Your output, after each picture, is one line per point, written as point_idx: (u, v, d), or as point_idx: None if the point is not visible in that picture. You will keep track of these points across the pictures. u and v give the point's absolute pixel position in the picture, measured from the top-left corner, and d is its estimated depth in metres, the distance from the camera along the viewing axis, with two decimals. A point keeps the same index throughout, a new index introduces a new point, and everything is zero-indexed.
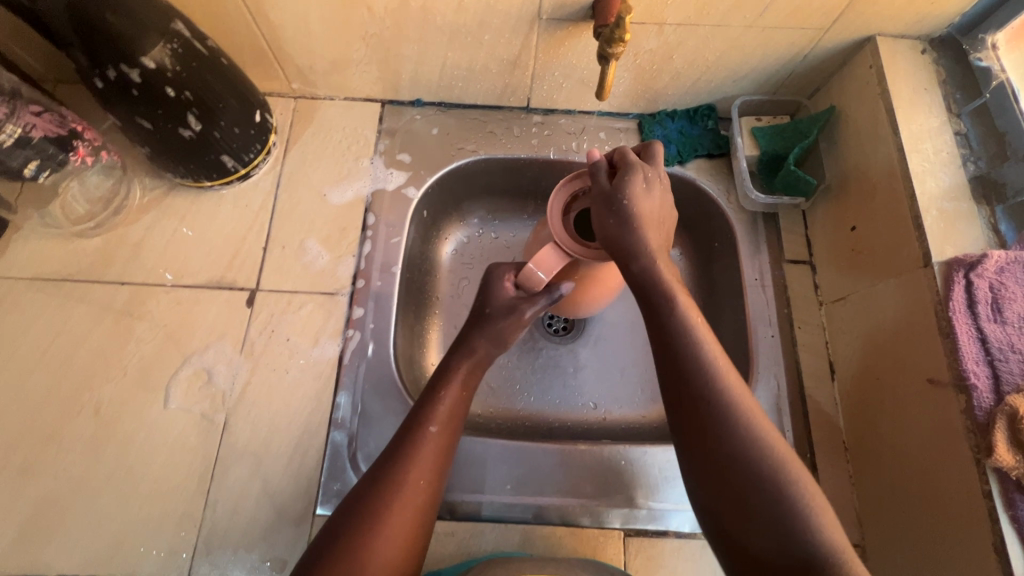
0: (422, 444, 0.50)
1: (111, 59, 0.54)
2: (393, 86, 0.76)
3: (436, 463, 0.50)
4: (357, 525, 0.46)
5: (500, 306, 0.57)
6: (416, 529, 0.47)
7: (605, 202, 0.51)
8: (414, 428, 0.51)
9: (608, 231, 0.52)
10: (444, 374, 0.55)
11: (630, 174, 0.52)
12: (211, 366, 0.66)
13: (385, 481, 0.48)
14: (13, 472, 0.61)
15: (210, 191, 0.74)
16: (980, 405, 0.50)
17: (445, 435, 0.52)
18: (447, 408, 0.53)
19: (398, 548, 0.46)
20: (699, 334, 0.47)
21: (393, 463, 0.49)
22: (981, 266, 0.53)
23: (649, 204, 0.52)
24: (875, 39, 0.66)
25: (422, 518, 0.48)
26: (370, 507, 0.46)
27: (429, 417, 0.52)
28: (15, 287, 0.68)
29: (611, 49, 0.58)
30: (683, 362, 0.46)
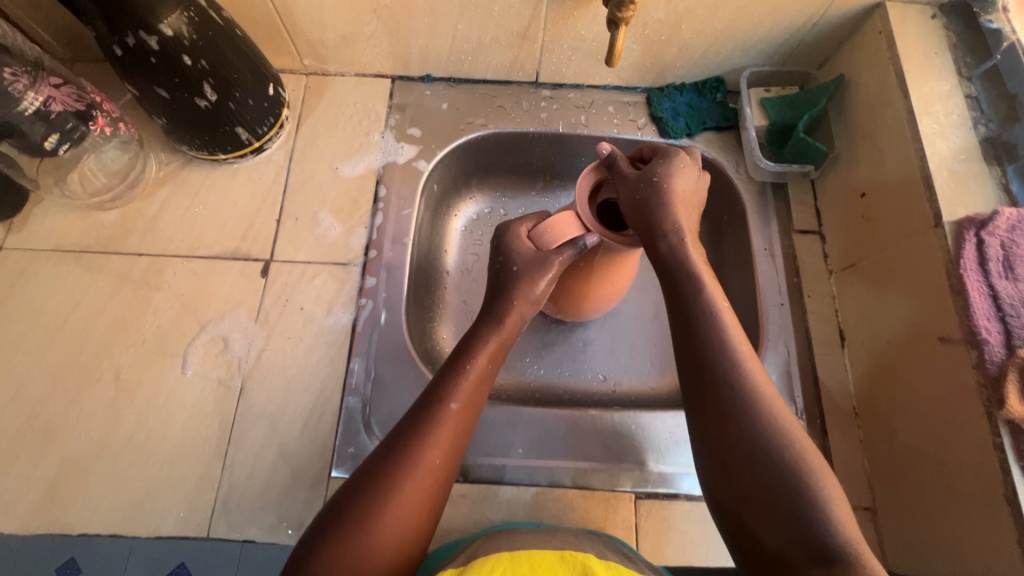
0: (440, 419, 0.49)
1: (130, 26, 0.55)
2: (403, 61, 0.77)
3: (452, 440, 0.50)
4: (369, 497, 0.45)
5: (523, 264, 0.58)
6: (424, 507, 0.47)
7: (631, 187, 0.55)
8: (435, 400, 0.51)
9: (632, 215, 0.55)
10: (470, 349, 0.54)
11: (667, 163, 0.56)
12: (227, 334, 0.67)
13: (399, 454, 0.47)
14: (36, 435, 0.63)
15: (224, 165, 0.75)
16: (991, 359, 0.50)
17: (463, 412, 0.51)
18: (469, 384, 0.52)
19: (404, 525, 0.46)
20: (723, 319, 0.50)
21: (409, 437, 0.48)
22: (992, 224, 0.53)
23: (681, 189, 0.56)
24: (884, 5, 0.66)
25: (431, 495, 0.48)
26: (380, 480, 0.46)
27: (451, 392, 0.51)
28: (35, 258, 0.70)
29: (622, 14, 0.58)
30: (707, 348, 0.49)
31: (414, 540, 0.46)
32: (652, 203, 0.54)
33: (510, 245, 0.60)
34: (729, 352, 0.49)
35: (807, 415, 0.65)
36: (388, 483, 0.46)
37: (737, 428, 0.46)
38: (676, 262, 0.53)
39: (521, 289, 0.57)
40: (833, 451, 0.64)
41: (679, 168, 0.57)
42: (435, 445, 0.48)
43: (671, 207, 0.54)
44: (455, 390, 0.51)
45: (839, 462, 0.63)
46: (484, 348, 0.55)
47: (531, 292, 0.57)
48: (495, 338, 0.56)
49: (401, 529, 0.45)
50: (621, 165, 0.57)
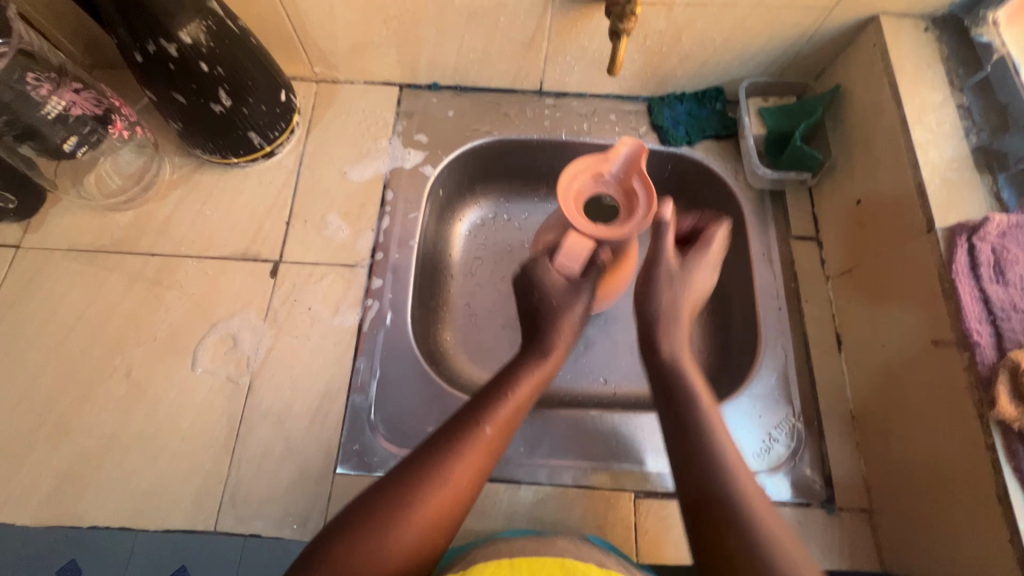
0: (473, 440, 0.51)
1: (150, 34, 0.58)
2: (411, 69, 0.79)
3: (480, 463, 0.51)
4: (389, 502, 0.47)
5: (558, 295, 0.61)
6: (440, 526, 0.47)
7: (664, 282, 0.62)
8: (471, 420, 0.52)
9: (645, 313, 0.61)
10: (512, 377, 0.56)
11: (692, 261, 0.64)
12: (237, 332, 0.69)
13: (427, 466, 0.49)
14: (49, 428, 0.64)
15: (235, 169, 0.77)
16: (983, 361, 0.51)
17: (497, 439, 0.52)
18: (507, 412, 0.53)
19: (419, 538, 0.46)
20: (699, 392, 0.54)
21: (439, 452, 0.49)
22: (983, 230, 0.55)
23: (698, 287, 0.63)
24: (878, 19, 0.68)
25: (450, 514, 0.48)
26: (404, 490, 0.47)
27: (487, 416, 0.52)
28: (52, 257, 0.72)
29: (623, 25, 0.61)
30: (684, 415, 0.53)
31: (422, 556, 0.47)
32: (668, 308, 0.60)
33: (545, 280, 0.62)
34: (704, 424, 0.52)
35: (804, 417, 0.66)
36: (410, 493, 0.47)
37: (701, 473, 0.49)
38: (666, 369, 0.56)
39: (561, 321, 0.60)
40: (830, 453, 0.65)
41: (703, 267, 0.64)
42: (465, 464, 0.49)
43: (680, 314, 0.60)
44: (491, 414, 0.53)
45: (836, 464, 0.64)
46: (526, 377, 0.56)
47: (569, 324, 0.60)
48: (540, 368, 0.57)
49: (415, 542, 0.46)
50: (664, 246, 0.63)
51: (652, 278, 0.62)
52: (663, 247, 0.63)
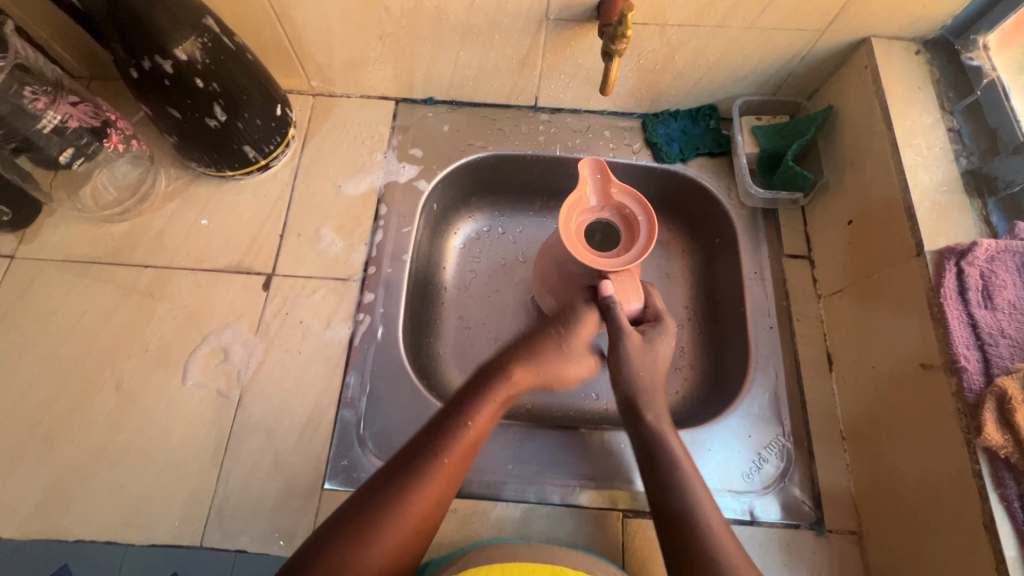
0: (432, 472, 0.50)
1: (146, 51, 0.58)
2: (407, 84, 0.80)
3: (441, 492, 0.50)
4: (347, 539, 0.47)
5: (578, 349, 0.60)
6: (399, 556, 0.48)
7: (630, 361, 0.60)
8: (429, 451, 0.51)
9: (622, 390, 0.61)
10: (475, 401, 0.54)
11: (656, 332, 0.63)
12: (228, 345, 0.69)
13: (383, 502, 0.48)
14: (39, 440, 0.64)
15: (231, 181, 0.77)
16: (970, 387, 0.51)
17: (456, 467, 0.52)
18: (468, 438, 0.52)
19: (376, 571, 0.47)
20: (673, 444, 0.56)
21: (397, 487, 0.49)
22: (971, 254, 0.55)
23: (664, 358, 0.63)
24: (870, 41, 0.68)
25: (409, 545, 0.49)
26: (360, 524, 0.47)
27: (448, 444, 0.52)
28: (46, 268, 0.72)
29: (616, 46, 0.61)
30: (662, 469, 0.54)
31: None
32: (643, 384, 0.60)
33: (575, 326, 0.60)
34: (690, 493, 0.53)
35: (794, 437, 0.66)
36: (367, 529, 0.47)
37: (683, 529, 0.50)
38: (650, 436, 0.57)
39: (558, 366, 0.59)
40: (820, 474, 0.64)
41: (665, 336, 0.63)
42: (422, 497, 0.49)
43: (655, 386, 0.60)
44: (450, 442, 0.52)
45: (825, 486, 0.64)
46: (490, 401, 0.55)
47: (564, 369, 0.60)
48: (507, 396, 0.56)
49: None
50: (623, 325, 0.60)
51: (618, 359, 0.60)
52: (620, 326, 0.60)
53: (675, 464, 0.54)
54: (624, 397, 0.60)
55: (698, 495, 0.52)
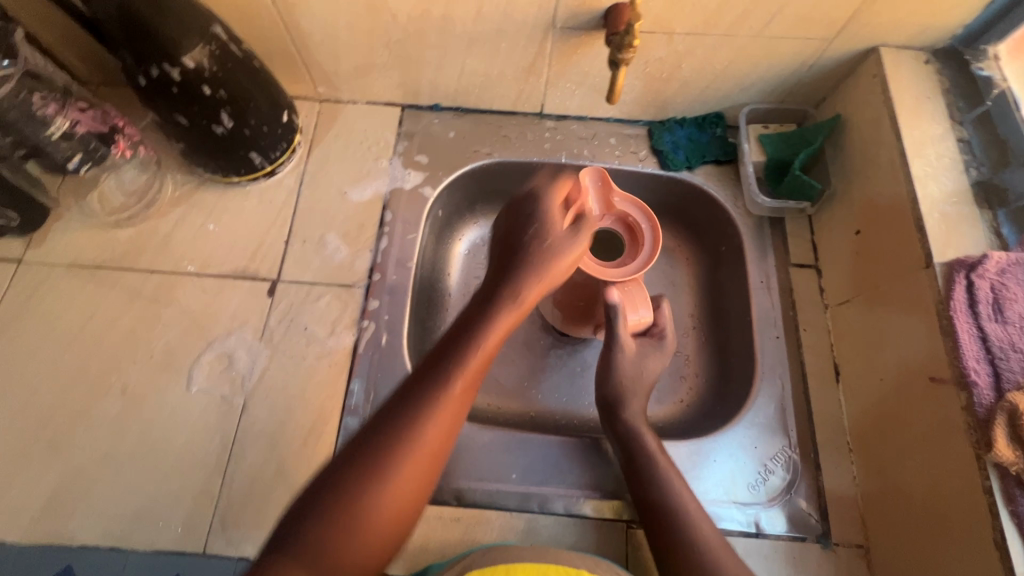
0: (442, 405, 0.47)
1: (155, 58, 0.59)
2: (413, 91, 0.80)
3: (452, 421, 0.48)
4: (358, 477, 0.43)
5: (559, 249, 0.55)
6: (412, 496, 0.45)
7: (618, 366, 0.63)
8: (437, 380, 0.47)
9: (605, 389, 0.64)
10: (481, 325, 0.50)
11: (653, 348, 0.65)
12: (232, 351, 0.69)
13: (395, 442, 0.45)
14: (44, 444, 0.64)
15: (237, 187, 0.77)
16: (980, 402, 0.51)
17: (464, 395, 0.49)
18: (475, 367, 0.49)
19: (395, 507, 0.44)
20: (649, 440, 0.61)
21: (406, 417, 0.46)
22: (981, 267, 0.54)
23: (652, 376, 0.64)
24: (879, 50, 0.68)
25: (421, 483, 0.46)
26: (372, 460, 0.44)
27: (456, 370, 0.48)
28: (53, 272, 0.72)
29: (622, 55, 0.61)
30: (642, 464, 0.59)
31: (400, 521, 0.45)
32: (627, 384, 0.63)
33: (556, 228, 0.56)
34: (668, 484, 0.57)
35: (800, 448, 0.65)
36: (379, 470, 0.44)
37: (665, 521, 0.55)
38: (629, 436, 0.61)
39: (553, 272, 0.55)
40: (826, 486, 0.64)
41: (661, 355, 0.65)
42: (435, 430, 0.46)
43: (636, 395, 0.63)
44: (459, 370, 0.48)
45: (832, 498, 0.63)
46: (494, 327, 0.51)
47: (553, 268, 0.55)
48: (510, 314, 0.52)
49: (388, 518, 0.44)
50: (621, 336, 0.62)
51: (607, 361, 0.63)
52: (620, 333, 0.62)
53: (651, 459, 0.59)
54: (603, 395, 0.64)
55: (676, 486, 0.57)
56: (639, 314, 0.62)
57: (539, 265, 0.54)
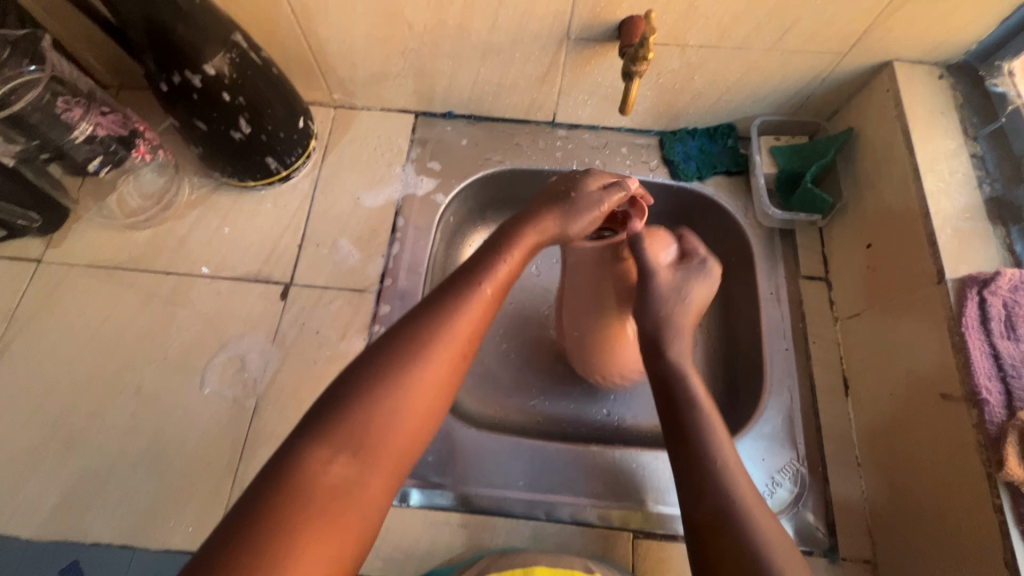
0: (473, 299, 0.45)
1: (176, 65, 0.60)
2: (427, 98, 0.80)
3: (478, 324, 0.45)
4: (384, 364, 0.41)
5: (587, 200, 0.54)
6: (445, 388, 0.42)
7: (654, 299, 0.53)
8: (464, 283, 0.46)
9: (644, 330, 0.53)
10: (509, 240, 0.50)
11: (693, 271, 0.55)
12: (245, 353, 0.70)
13: (425, 328, 0.42)
14: (59, 442, 0.66)
15: (252, 191, 0.78)
16: (992, 419, 0.51)
17: (496, 297, 0.47)
18: (504, 273, 0.48)
19: (420, 402, 0.41)
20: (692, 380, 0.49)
21: (432, 312, 0.44)
22: (995, 283, 0.54)
23: (699, 303, 0.54)
24: (892, 64, 0.68)
25: (453, 381, 0.43)
26: (399, 350, 0.41)
27: (484, 275, 0.47)
28: (72, 272, 0.74)
29: (635, 67, 0.62)
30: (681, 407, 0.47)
31: (422, 424, 0.41)
32: (665, 322, 0.52)
33: (585, 176, 0.56)
34: (708, 440, 0.45)
35: (808, 462, 0.65)
36: (412, 354, 0.41)
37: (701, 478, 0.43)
38: (671, 373, 0.49)
39: (574, 204, 0.54)
40: (835, 501, 0.63)
41: (704, 278, 0.55)
42: (465, 322, 0.44)
43: (681, 330, 0.52)
44: (488, 275, 0.47)
45: (840, 513, 0.63)
46: (521, 242, 0.51)
47: (578, 215, 0.53)
48: (533, 234, 0.51)
49: (422, 404, 0.41)
50: (651, 261, 0.55)
51: (641, 298, 0.54)
52: (649, 260, 0.55)
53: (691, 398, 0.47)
54: (643, 334, 0.53)
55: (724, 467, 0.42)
56: (668, 253, 0.57)
57: (560, 201, 0.54)
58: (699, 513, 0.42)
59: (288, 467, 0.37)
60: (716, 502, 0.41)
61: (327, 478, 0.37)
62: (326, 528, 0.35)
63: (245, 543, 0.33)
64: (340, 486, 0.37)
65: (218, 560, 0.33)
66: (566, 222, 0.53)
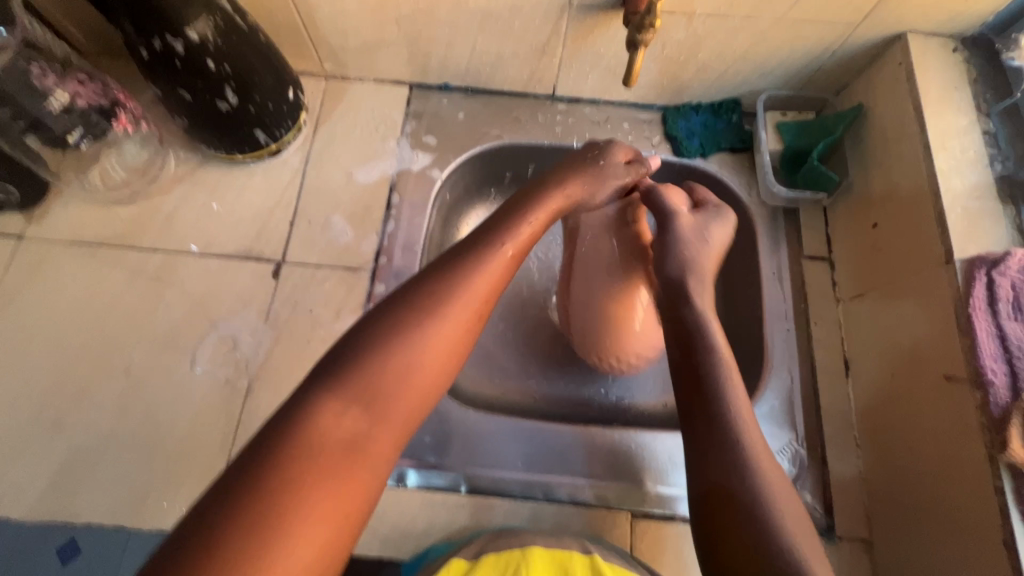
0: (493, 258, 0.43)
1: (157, 29, 0.57)
2: (422, 69, 0.77)
3: (497, 285, 0.43)
4: (399, 321, 0.39)
5: (610, 169, 0.55)
6: (460, 348, 0.41)
7: (676, 241, 0.53)
8: (486, 240, 0.44)
9: (666, 276, 0.52)
10: (535, 198, 0.49)
11: (709, 215, 0.55)
12: (237, 333, 0.68)
13: (444, 279, 0.41)
14: (47, 423, 0.64)
15: (241, 166, 0.76)
16: (996, 402, 0.50)
17: (517, 259, 0.45)
18: (527, 234, 0.46)
19: (430, 365, 0.39)
20: (714, 335, 0.47)
21: (452, 270, 0.42)
22: (1004, 264, 0.53)
23: (720, 246, 0.54)
24: (906, 37, 0.66)
25: (465, 346, 0.41)
26: (416, 306, 0.40)
27: (507, 234, 0.45)
28: (54, 249, 0.71)
29: (641, 36, 0.59)
30: (700, 362, 0.45)
31: (430, 388, 0.40)
32: (688, 269, 0.51)
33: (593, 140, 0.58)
34: (726, 399, 0.43)
35: (808, 443, 0.65)
36: (429, 307, 0.40)
37: (716, 438, 0.41)
38: (691, 327, 0.47)
39: (601, 170, 0.54)
40: (832, 481, 0.63)
41: (721, 221, 0.55)
42: (483, 284, 0.42)
43: (704, 278, 0.51)
44: (510, 234, 0.45)
45: (837, 492, 0.63)
46: (548, 202, 0.49)
47: (605, 185, 0.54)
48: (560, 197, 0.50)
49: (432, 367, 0.39)
50: (667, 206, 0.55)
51: (664, 243, 0.53)
52: (666, 201, 0.56)
53: (713, 353, 0.45)
54: (665, 284, 0.52)
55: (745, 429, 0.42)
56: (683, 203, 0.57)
57: (588, 167, 0.54)
58: (708, 471, 0.41)
59: (293, 422, 0.35)
60: (726, 467, 0.40)
61: (333, 434, 0.35)
62: (331, 483, 0.34)
63: (248, 503, 0.32)
64: (346, 443, 0.36)
65: (214, 510, 0.32)
66: (595, 187, 0.54)
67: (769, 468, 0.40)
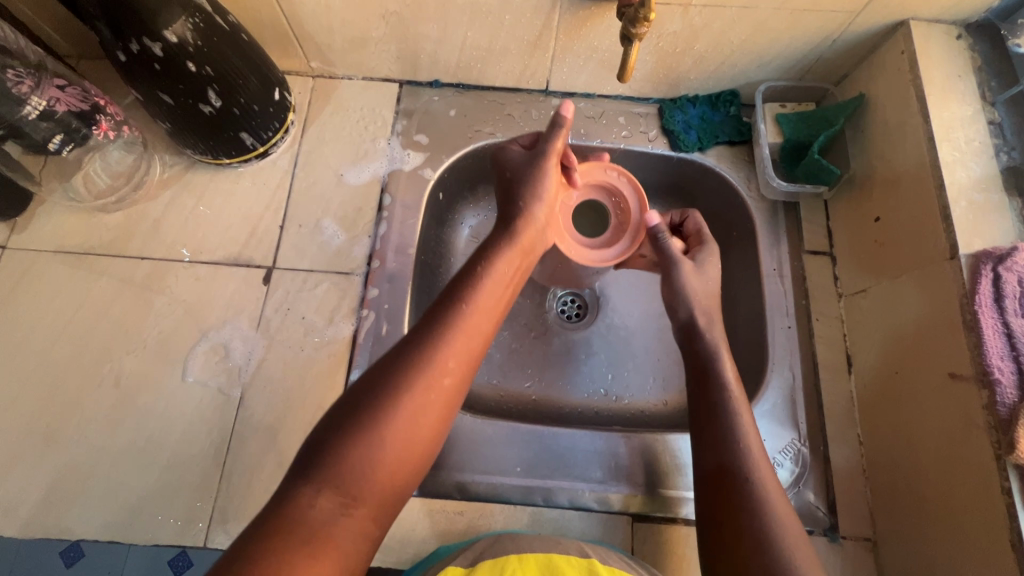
0: (457, 328, 0.46)
1: (134, 32, 0.54)
2: (412, 66, 0.75)
3: (463, 350, 0.46)
4: (377, 395, 0.42)
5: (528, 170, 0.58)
6: (438, 413, 0.44)
7: (682, 287, 0.60)
8: (452, 309, 0.48)
9: (679, 317, 0.60)
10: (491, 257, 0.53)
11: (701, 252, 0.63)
12: (228, 342, 0.67)
13: (410, 359, 0.44)
14: (37, 437, 0.63)
15: (227, 168, 0.74)
16: (1003, 401, 0.49)
17: (480, 324, 0.48)
18: (490, 300, 0.50)
19: (407, 432, 0.42)
20: (725, 362, 0.57)
21: (426, 338, 0.45)
22: (1010, 259, 0.52)
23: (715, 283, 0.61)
24: (908, 23, 0.64)
25: (444, 411, 0.44)
26: (392, 377, 0.43)
27: (469, 301, 0.48)
28: (39, 258, 0.69)
29: (635, 29, 0.57)
30: (710, 387, 0.55)
31: (411, 457, 0.42)
32: (700, 308, 0.59)
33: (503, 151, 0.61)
34: (733, 415, 0.53)
35: (810, 442, 0.64)
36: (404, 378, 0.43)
37: (719, 446, 0.52)
38: (706, 355, 0.57)
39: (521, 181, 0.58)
40: (835, 480, 0.63)
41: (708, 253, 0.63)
42: (450, 352, 0.45)
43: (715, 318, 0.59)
44: (473, 300, 0.49)
45: (839, 491, 0.62)
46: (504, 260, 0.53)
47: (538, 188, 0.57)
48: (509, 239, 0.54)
49: (411, 436, 0.42)
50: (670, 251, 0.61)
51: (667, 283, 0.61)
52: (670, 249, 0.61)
53: (724, 380, 0.55)
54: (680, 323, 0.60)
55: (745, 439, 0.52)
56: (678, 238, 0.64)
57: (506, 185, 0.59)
58: (712, 474, 0.51)
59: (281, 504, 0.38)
60: (726, 472, 0.50)
61: (316, 511, 0.38)
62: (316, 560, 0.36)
63: None
64: (329, 519, 0.38)
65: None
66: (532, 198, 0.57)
67: (764, 472, 0.50)
